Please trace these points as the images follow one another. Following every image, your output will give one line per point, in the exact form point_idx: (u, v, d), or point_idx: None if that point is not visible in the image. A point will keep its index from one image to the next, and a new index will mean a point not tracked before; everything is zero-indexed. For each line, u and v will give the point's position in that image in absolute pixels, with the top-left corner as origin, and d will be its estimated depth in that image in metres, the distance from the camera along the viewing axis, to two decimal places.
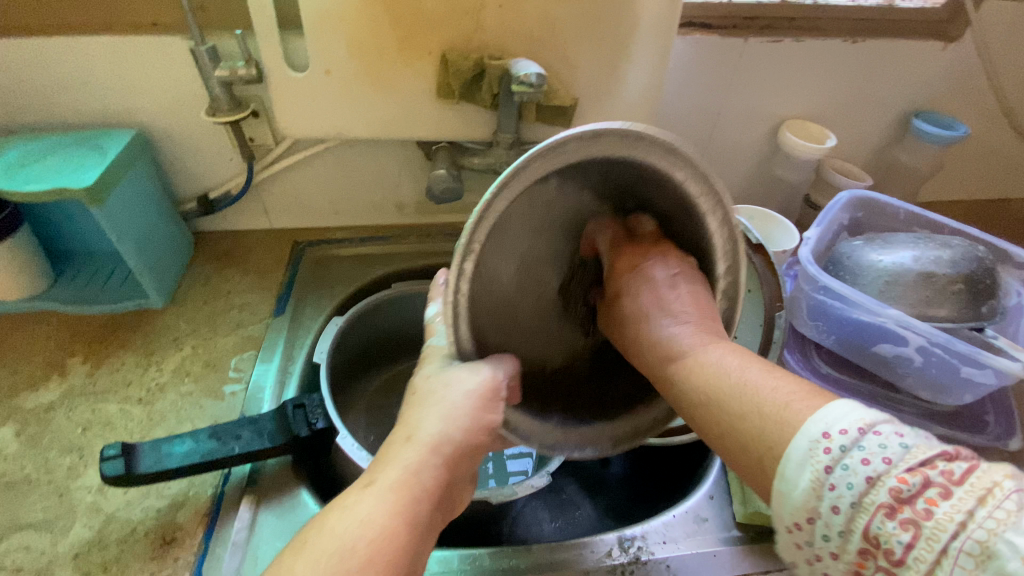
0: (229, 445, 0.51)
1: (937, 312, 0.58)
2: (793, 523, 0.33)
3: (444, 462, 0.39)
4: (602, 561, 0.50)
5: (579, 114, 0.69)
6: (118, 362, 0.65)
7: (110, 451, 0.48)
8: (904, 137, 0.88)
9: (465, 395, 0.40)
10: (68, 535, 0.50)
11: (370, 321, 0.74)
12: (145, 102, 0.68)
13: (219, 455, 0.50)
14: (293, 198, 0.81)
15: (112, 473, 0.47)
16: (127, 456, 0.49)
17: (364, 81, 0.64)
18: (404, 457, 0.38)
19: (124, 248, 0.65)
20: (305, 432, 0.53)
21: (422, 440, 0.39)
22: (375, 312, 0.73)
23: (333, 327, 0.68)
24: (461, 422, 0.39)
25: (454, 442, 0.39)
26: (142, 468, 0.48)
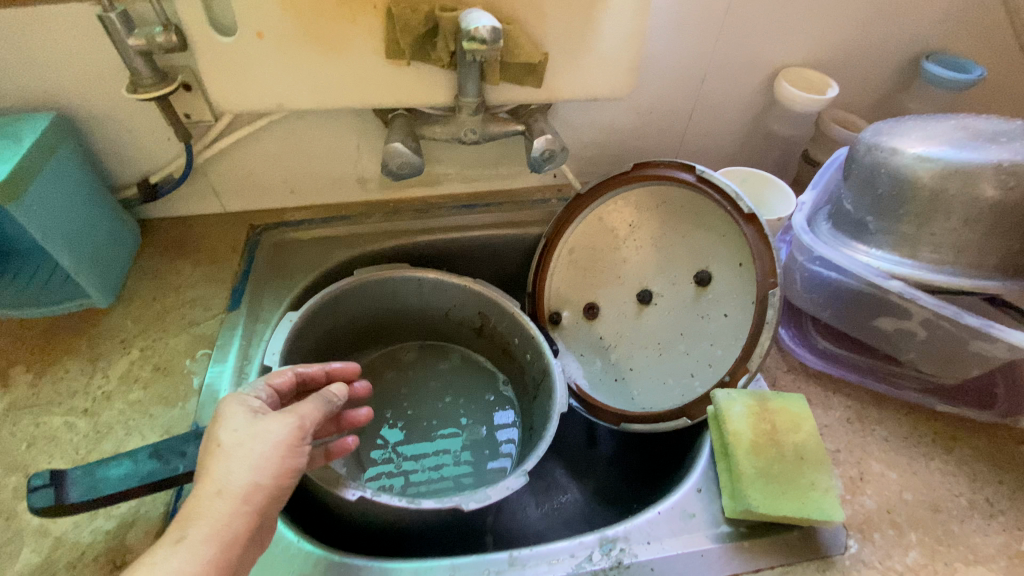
0: (171, 464, 0.47)
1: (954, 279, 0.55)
2: None
3: (259, 508, 0.37)
4: (582, 568, 0.47)
5: (550, 71, 0.61)
6: (61, 370, 0.60)
7: (37, 481, 0.45)
8: (912, 82, 0.80)
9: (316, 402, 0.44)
10: (12, 564, 0.47)
11: (333, 311, 0.68)
12: (58, 77, 0.60)
13: (160, 476, 0.46)
14: (244, 178, 0.74)
15: (40, 506, 0.44)
16: (56, 486, 0.45)
17: (302, 43, 0.56)
18: (208, 508, 0.35)
19: (52, 246, 0.58)
20: None
21: (228, 490, 0.36)
22: (337, 301, 0.67)
23: (287, 324, 0.61)
24: (270, 452, 0.38)
25: (274, 464, 0.38)
26: (72, 497, 0.45)
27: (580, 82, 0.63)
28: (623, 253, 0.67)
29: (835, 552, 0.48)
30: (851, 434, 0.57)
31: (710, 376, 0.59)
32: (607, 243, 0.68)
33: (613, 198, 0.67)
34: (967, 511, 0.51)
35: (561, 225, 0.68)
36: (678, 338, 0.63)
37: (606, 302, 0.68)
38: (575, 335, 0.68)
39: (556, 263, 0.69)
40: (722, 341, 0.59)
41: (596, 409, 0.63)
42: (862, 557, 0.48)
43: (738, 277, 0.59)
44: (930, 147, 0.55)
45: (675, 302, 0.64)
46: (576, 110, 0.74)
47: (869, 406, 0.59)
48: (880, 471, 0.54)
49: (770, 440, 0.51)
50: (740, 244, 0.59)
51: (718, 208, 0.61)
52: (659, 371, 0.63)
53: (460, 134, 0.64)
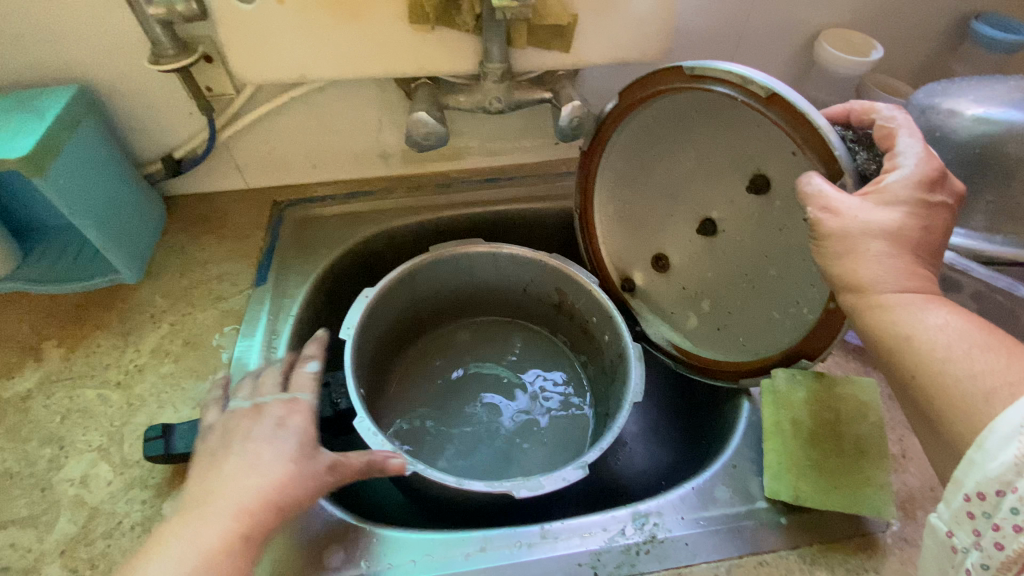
0: None
1: None
2: (977, 492, 0.31)
3: None
4: (614, 542, 0.47)
5: (578, 34, 0.59)
6: (94, 344, 0.61)
7: (151, 432, 0.50)
8: (960, 44, 0.75)
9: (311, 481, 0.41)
10: (53, 531, 0.48)
11: (409, 290, 0.67)
12: (78, 49, 0.59)
13: None
14: (266, 153, 0.73)
15: (151, 454, 0.49)
16: (166, 438, 0.50)
17: (324, 8, 0.55)
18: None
19: (80, 221, 0.59)
20: (329, 411, 0.55)
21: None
22: (412, 280, 0.66)
23: (362, 301, 0.60)
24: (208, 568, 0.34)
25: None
26: (178, 450, 0.49)
27: (609, 46, 0.60)
28: (669, 186, 0.61)
29: (877, 530, 0.47)
30: (893, 411, 0.55)
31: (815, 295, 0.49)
32: (645, 187, 0.63)
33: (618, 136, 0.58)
34: None
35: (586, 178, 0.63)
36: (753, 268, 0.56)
37: (672, 245, 0.63)
38: (657, 296, 0.65)
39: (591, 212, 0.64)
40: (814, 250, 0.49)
41: (708, 369, 0.58)
42: (904, 535, 0.47)
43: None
44: (989, 107, 0.51)
45: (744, 217, 0.56)
46: (604, 78, 0.71)
47: None
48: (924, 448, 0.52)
49: (831, 430, 0.50)
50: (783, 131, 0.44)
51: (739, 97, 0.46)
52: (753, 311, 0.56)
53: (486, 103, 0.62)
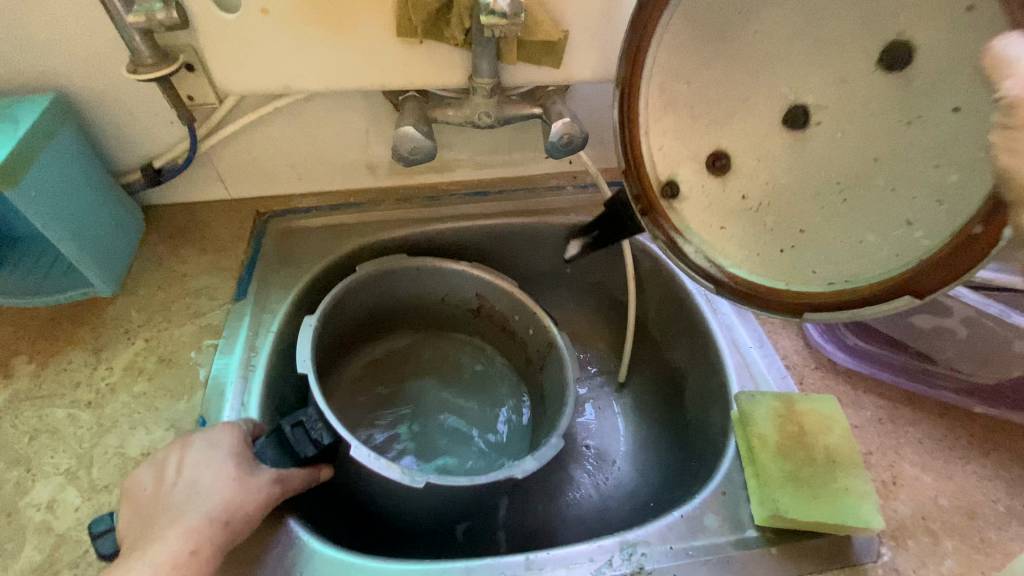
0: None
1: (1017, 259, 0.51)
2: None
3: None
4: (602, 574, 0.45)
5: (569, 50, 0.58)
6: (65, 361, 0.58)
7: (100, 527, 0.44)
8: None
9: (245, 498, 0.44)
10: (16, 560, 0.46)
11: (343, 310, 0.66)
12: (54, 55, 0.57)
13: None
14: (250, 164, 0.71)
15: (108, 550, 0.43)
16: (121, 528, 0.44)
17: (309, 18, 0.53)
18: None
19: (54, 233, 0.57)
20: (312, 451, 0.50)
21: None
22: (345, 297, 0.65)
23: (307, 330, 0.59)
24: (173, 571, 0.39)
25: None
26: None
27: (601, 62, 0.60)
28: (737, 87, 0.47)
29: (867, 560, 0.46)
30: (883, 435, 0.54)
31: (943, 220, 0.37)
32: (704, 86, 0.47)
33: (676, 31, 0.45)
34: (1005, 518, 0.49)
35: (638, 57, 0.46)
36: (844, 184, 0.44)
37: (733, 147, 0.48)
38: (705, 206, 0.49)
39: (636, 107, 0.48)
40: (956, 157, 0.37)
41: (758, 298, 0.46)
42: (895, 565, 0.46)
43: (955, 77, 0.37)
44: None
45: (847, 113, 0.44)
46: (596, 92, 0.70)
47: (902, 406, 0.57)
48: (913, 474, 0.52)
49: (799, 442, 0.49)
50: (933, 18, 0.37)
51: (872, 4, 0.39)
52: (840, 230, 0.44)
53: (474, 118, 0.61)
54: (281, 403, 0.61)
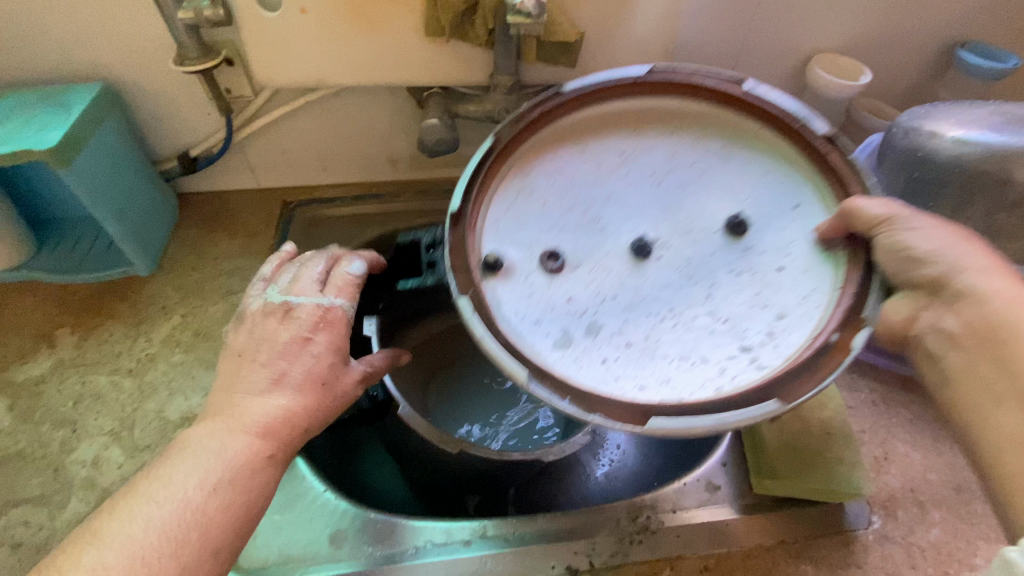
0: None
1: None
2: None
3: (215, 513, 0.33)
4: (609, 532, 0.49)
5: (584, 51, 0.62)
6: (106, 333, 0.62)
7: None
8: (946, 71, 0.79)
9: (329, 404, 0.40)
10: (65, 510, 0.51)
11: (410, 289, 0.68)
12: (105, 49, 0.62)
13: None
14: (280, 154, 0.76)
15: None
16: None
17: (344, 17, 0.57)
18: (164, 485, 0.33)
19: (99, 213, 0.61)
20: (369, 401, 0.63)
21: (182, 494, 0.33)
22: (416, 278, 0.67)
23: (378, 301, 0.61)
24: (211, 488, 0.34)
25: (242, 495, 0.34)
26: None
27: (614, 62, 0.63)
28: (601, 190, 0.49)
29: (857, 527, 0.49)
30: (876, 415, 0.58)
31: (800, 320, 0.42)
32: (593, 187, 0.49)
33: (572, 139, 0.51)
34: None
35: (565, 139, 0.51)
36: (608, 267, 0.46)
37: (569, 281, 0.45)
38: (520, 294, 0.44)
39: (552, 195, 0.49)
40: (797, 256, 0.44)
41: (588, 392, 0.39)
42: (884, 532, 0.49)
43: (777, 193, 0.48)
44: (968, 130, 0.55)
45: (768, 283, 0.44)
46: None
47: (895, 389, 0.60)
48: (903, 451, 0.55)
49: (796, 416, 0.52)
50: (763, 166, 0.49)
51: (727, 117, 0.50)
52: (667, 370, 0.41)
53: (494, 113, 0.65)
54: None
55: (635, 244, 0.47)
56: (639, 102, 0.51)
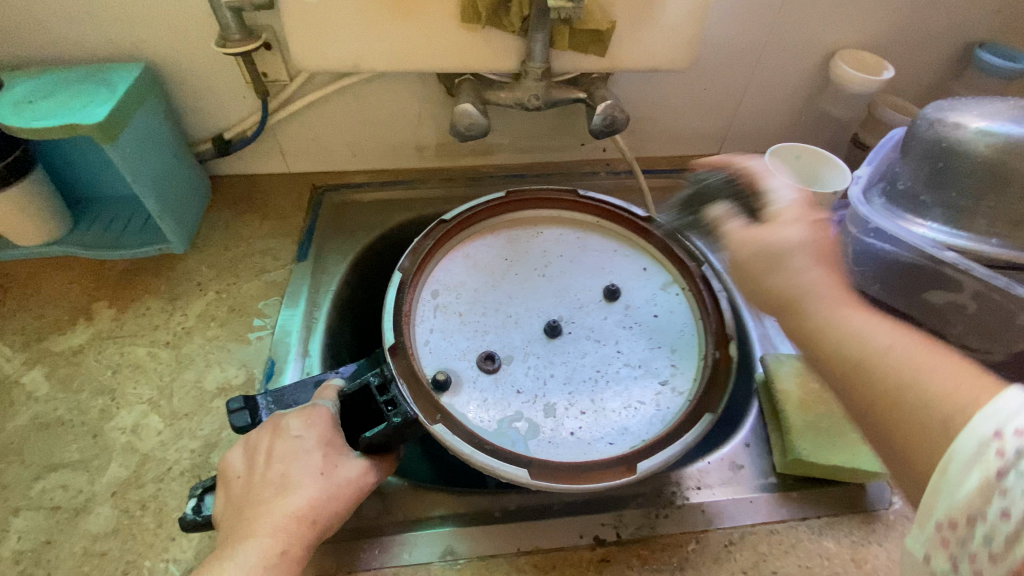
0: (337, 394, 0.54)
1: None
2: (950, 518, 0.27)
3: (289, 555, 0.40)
4: (636, 506, 0.50)
5: (615, 40, 0.63)
6: (143, 307, 0.64)
7: (235, 404, 0.51)
8: (966, 71, 0.80)
9: (339, 489, 0.45)
10: (105, 474, 0.51)
11: None
12: (149, 30, 0.63)
13: None
14: (310, 139, 0.77)
15: (240, 424, 0.50)
16: (251, 409, 0.51)
17: (383, 3, 0.59)
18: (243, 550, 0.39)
19: (139, 189, 0.62)
20: None
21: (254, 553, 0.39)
22: None
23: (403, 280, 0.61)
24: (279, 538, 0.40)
25: (303, 540, 0.41)
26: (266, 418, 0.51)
27: (643, 52, 0.65)
28: (501, 292, 0.64)
29: (879, 507, 0.50)
30: None
31: (687, 347, 0.61)
32: (511, 270, 0.66)
33: (478, 238, 0.68)
34: None
35: (465, 255, 0.66)
36: (533, 352, 0.60)
37: (499, 344, 0.60)
38: (444, 346, 0.59)
39: (466, 286, 0.64)
40: (659, 307, 0.64)
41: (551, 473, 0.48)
42: (906, 513, 0.50)
43: (629, 263, 0.68)
44: (991, 122, 0.56)
45: (629, 319, 0.63)
46: (631, 83, 0.76)
47: None
48: None
49: (819, 398, 0.54)
50: (613, 246, 0.69)
51: (580, 220, 0.71)
52: (580, 374, 0.59)
53: (524, 100, 0.66)
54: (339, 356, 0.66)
55: (546, 326, 0.61)
56: (517, 211, 0.70)
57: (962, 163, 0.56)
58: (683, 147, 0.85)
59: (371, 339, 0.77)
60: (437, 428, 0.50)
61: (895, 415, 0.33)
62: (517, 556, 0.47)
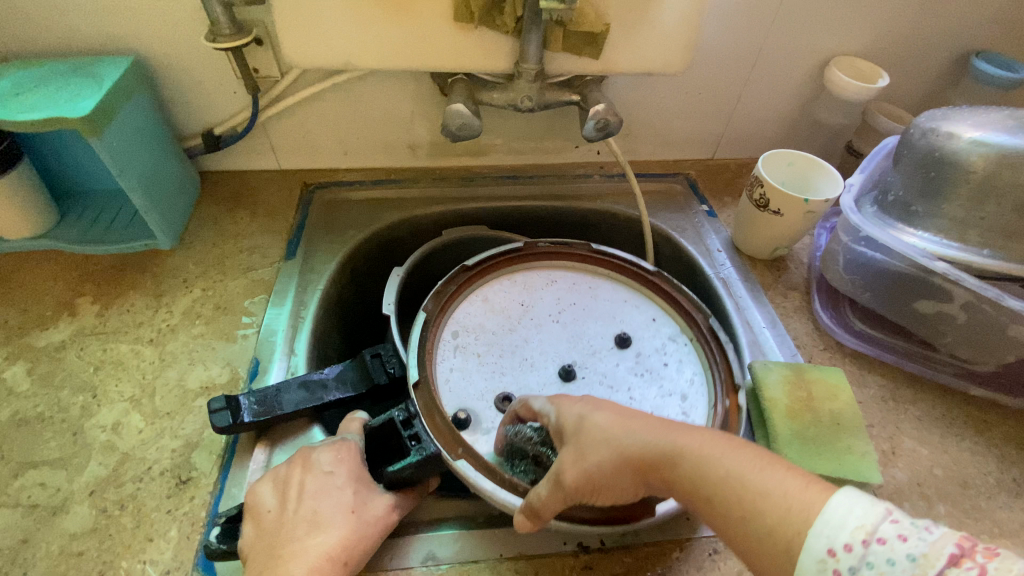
0: (318, 395, 0.54)
1: (1014, 249, 0.55)
2: (844, 545, 0.32)
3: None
4: None
5: (609, 43, 0.63)
6: (128, 303, 0.63)
7: (216, 404, 0.51)
8: (961, 79, 0.80)
9: (368, 526, 0.45)
10: (83, 473, 0.50)
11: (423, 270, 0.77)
12: (138, 23, 0.63)
13: (311, 405, 0.53)
14: (301, 136, 0.77)
15: (221, 425, 0.50)
16: (232, 409, 0.51)
17: (375, 1, 0.59)
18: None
19: (127, 183, 0.61)
20: (384, 379, 0.56)
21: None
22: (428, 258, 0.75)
23: (394, 280, 0.65)
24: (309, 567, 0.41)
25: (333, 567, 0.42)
26: (247, 417, 0.51)
27: (638, 56, 0.64)
28: (517, 335, 0.64)
29: None
30: (885, 411, 0.59)
31: (699, 395, 0.59)
32: (525, 316, 0.65)
33: (495, 282, 0.68)
34: (995, 489, 0.53)
35: (481, 297, 0.66)
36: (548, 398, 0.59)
37: (516, 388, 0.59)
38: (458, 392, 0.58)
39: (484, 328, 0.63)
40: (671, 358, 0.62)
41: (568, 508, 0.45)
42: None
43: (640, 312, 0.67)
44: (984, 131, 0.56)
45: (641, 368, 0.62)
46: (626, 86, 0.75)
47: (903, 387, 0.61)
48: (911, 447, 0.56)
49: (807, 407, 0.54)
50: (624, 296, 0.68)
51: (593, 271, 0.70)
52: None
53: (517, 101, 0.66)
54: (325, 355, 0.65)
55: (562, 370, 0.60)
56: (534, 259, 0.70)
57: (956, 172, 0.56)
58: (677, 151, 0.85)
59: (359, 339, 0.77)
60: (459, 465, 0.49)
61: (721, 494, 0.38)
62: (499, 562, 0.47)
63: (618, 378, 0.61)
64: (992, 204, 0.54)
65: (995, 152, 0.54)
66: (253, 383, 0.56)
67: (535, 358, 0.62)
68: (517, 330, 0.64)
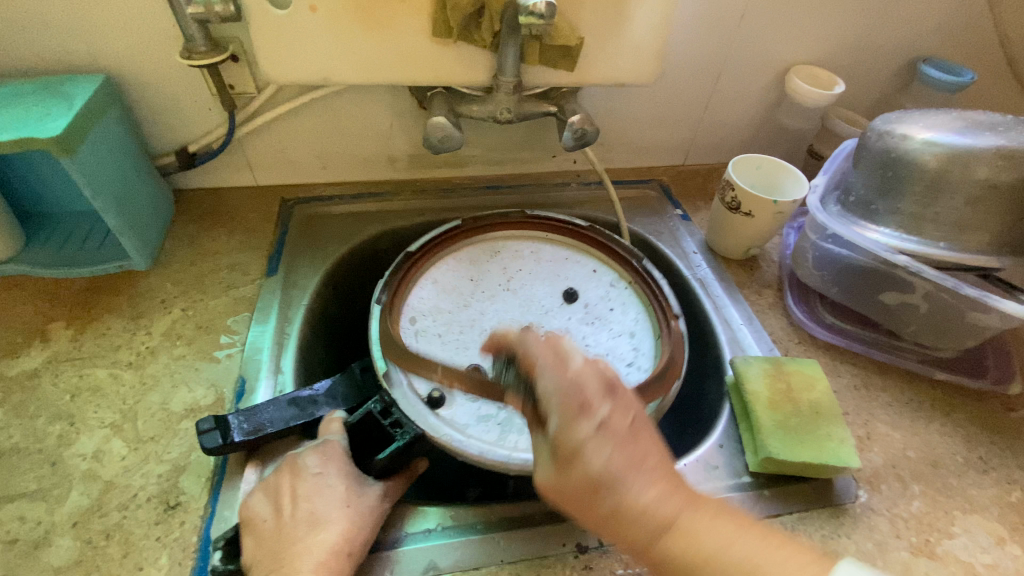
0: (308, 410, 0.53)
1: (968, 240, 0.58)
2: None
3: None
4: None
5: (584, 56, 0.65)
6: (104, 327, 0.61)
7: (204, 425, 0.50)
8: (910, 84, 0.85)
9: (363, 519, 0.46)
10: (65, 503, 0.48)
11: None
12: (108, 41, 0.62)
13: (301, 421, 0.52)
14: (279, 152, 0.76)
15: (210, 445, 0.49)
16: (221, 429, 0.50)
17: (352, 18, 0.59)
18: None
19: (101, 204, 0.60)
20: (375, 392, 0.56)
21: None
22: None
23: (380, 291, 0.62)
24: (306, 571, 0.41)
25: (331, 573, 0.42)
26: (236, 437, 0.50)
27: (612, 67, 0.67)
28: (471, 309, 0.65)
29: (845, 501, 0.53)
30: (858, 399, 0.62)
31: (643, 331, 0.65)
32: (473, 285, 0.67)
33: (442, 262, 0.68)
34: (963, 467, 0.56)
35: (428, 279, 0.67)
36: None
37: (478, 355, 0.62)
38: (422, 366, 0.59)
39: (440, 309, 0.64)
40: (613, 311, 0.67)
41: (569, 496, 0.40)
42: (870, 505, 0.53)
43: (579, 267, 0.71)
44: (936, 132, 0.60)
45: (590, 317, 0.66)
46: (600, 96, 0.78)
47: (873, 375, 0.64)
48: (885, 431, 0.59)
49: (787, 398, 0.56)
50: (563, 253, 0.72)
51: (529, 234, 0.72)
52: None
53: (497, 113, 0.67)
54: (311, 371, 0.65)
55: (520, 333, 0.63)
56: (471, 236, 0.71)
57: (911, 171, 0.59)
58: (651, 158, 0.88)
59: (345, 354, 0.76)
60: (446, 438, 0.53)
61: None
62: (500, 567, 0.47)
63: (571, 329, 0.65)
64: (945, 200, 0.58)
65: (944, 151, 0.58)
66: (240, 404, 0.55)
67: (492, 323, 0.64)
68: (468, 300, 0.66)
